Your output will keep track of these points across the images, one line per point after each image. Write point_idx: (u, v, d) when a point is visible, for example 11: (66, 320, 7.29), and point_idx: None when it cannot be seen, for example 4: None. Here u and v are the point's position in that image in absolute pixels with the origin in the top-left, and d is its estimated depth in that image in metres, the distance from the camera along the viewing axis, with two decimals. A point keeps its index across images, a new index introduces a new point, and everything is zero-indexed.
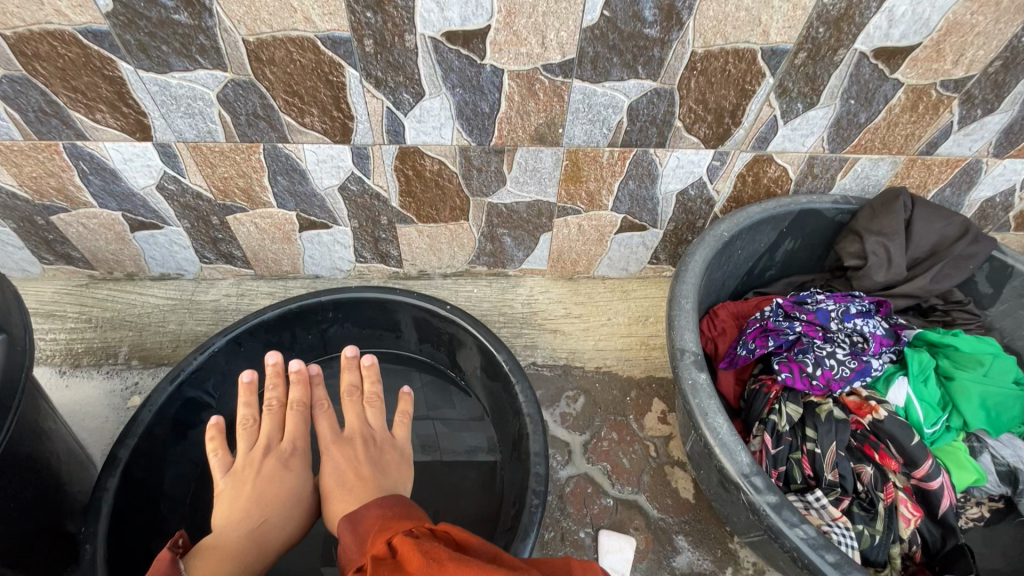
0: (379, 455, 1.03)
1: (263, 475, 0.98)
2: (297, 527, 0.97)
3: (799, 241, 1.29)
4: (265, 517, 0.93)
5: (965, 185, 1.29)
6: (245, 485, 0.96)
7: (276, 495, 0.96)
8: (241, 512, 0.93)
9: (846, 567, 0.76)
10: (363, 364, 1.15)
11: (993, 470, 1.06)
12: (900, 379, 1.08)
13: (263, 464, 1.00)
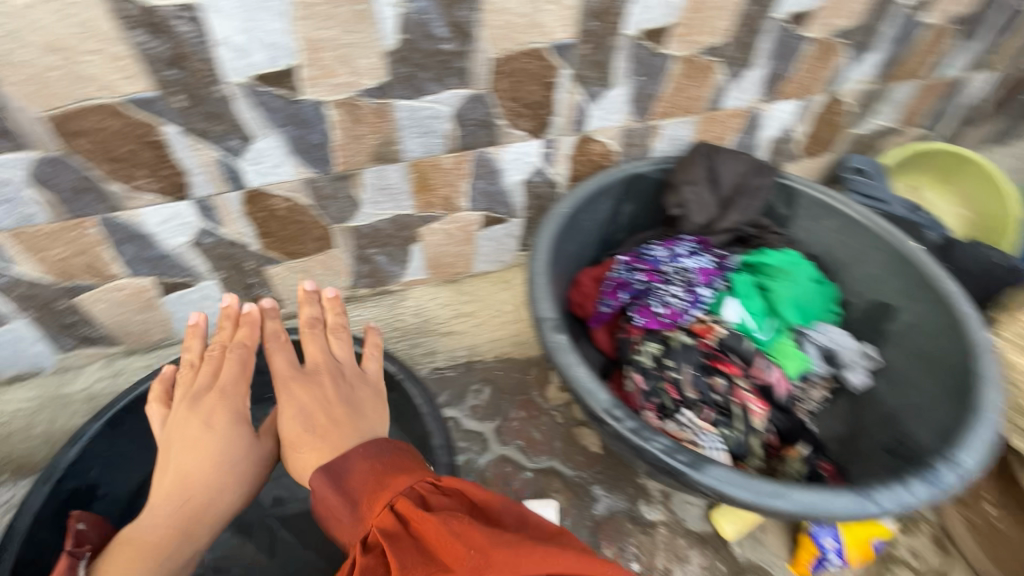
0: (351, 394, 1.08)
1: (190, 433, 1.03)
2: (238, 487, 1.02)
3: (636, 204, 1.47)
4: (196, 482, 0.99)
5: (752, 130, 1.54)
6: (172, 450, 1.03)
7: (213, 453, 1.01)
8: (170, 476, 1.00)
9: (699, 464, 0.88)
10: (327, 297, 1.24)
11: (817, 355, 1.27)
12: (729, 300, 1.25)
13: (199, 418, 1.05)
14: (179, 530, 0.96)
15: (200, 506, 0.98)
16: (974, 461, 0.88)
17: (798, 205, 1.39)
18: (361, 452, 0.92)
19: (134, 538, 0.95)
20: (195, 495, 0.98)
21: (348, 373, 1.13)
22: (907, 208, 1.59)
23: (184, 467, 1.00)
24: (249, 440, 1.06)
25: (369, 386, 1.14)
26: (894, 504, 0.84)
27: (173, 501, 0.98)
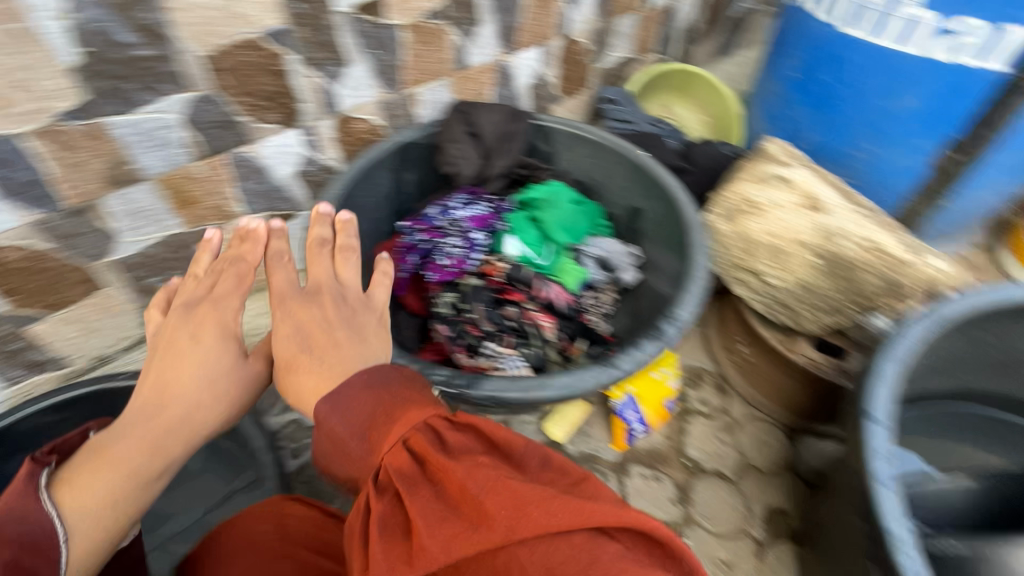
0: (353, 318, 0.93)
1: (195, 346, 0.90)
2: (212, 410, 0.88)
3: (417, 170, 1.54)
4: (182, 392, 0.86)
5: (507, 81, 1.68)
6: (150, 368, 0.90)
7: (163, 391, 0.86)
8: (153, 394, 0.86)
9: (475, 382, 1.00)
10: (338, 220, 1.12)
11: (592, 265, 1.46)
12: (507, 238, 1.39)
13: (186, 331, 0.92)
14: (165, 453, 0.82)
15: (179, 433, 0.84)
16: (687, 312, 1.09)
17: (558, 141, 1.55)
18: (358, 387, 0.74)
19: (125, 456, 0.79)
20: (168, 418, 0.84)
21: (351, 300, 0.97)
22: (650, 124, 1.87)
23: (173, 379, 0.87)
24: (237, 356, 0.92)
25: (368, 307, 0.98)
26: (630, 363, 1.03)
27: (141, 430, 0.82)
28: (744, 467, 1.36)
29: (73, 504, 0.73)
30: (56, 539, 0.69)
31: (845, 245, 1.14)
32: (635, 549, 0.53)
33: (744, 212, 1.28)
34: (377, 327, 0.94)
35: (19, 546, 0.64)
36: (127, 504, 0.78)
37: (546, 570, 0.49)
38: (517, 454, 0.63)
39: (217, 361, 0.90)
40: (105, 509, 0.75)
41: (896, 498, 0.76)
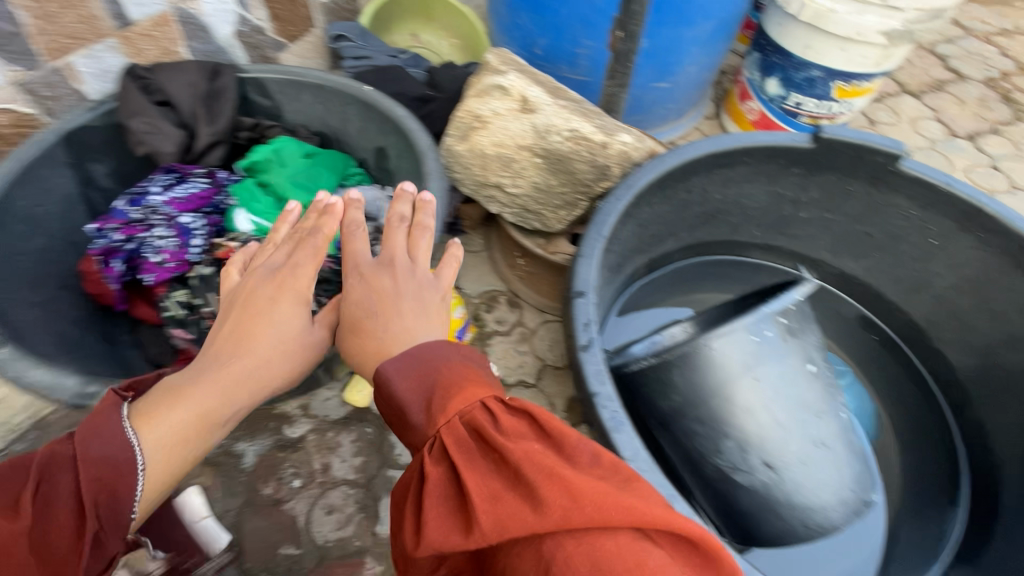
0: (419, 298, 0.85)
1: (276, 302, 0.86)
2: (280, 373, 0.84)
3: (107, 158, 1.27)
4: (251, 347, 0.82)
5: (203, 34, 1.43)
6: (237, 310, 0.87)
7: (246, 335, 0.83)
8: (228, 342, 0.83)
9: None
10: (419, 199, 1.00)
11: None
12: (237, 213, 1.26)
13: (264, 290, 0.88)
14: (233, 400, 0.79)
15: (254, 381, 0.81)
16: None
17: (272, 91, 1.40)
18: (416, 365, 0.72)
19: (184, 411, 0.76)
20: (231, 372, 0.80)
21: (419, 277, 0.88)
22: (389, 57, 1.75)
23: (254, 320, 0.84)
24: (303, 323, 0.87)
25: (431, 286, 0.88)
26: None
27: (217, 370, 0.80)
28: (542, 369, 1.44)
29: (150, 433, 0.73)
30: (131, 462, 0.70)
31: (555, 141, 1.18)
32: (677, 550, 0.54)
33: (472, 128, 1.25)
34: (440, 306, 0.87)
35: (100, 465, 0.68)
36: (190, 448, 0.76)
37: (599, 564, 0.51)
38: (573, 449, 0.61)
39: (277, 323, 0.85)
40: (176, 442, 0.74)
41: (600, 362, 0.81)
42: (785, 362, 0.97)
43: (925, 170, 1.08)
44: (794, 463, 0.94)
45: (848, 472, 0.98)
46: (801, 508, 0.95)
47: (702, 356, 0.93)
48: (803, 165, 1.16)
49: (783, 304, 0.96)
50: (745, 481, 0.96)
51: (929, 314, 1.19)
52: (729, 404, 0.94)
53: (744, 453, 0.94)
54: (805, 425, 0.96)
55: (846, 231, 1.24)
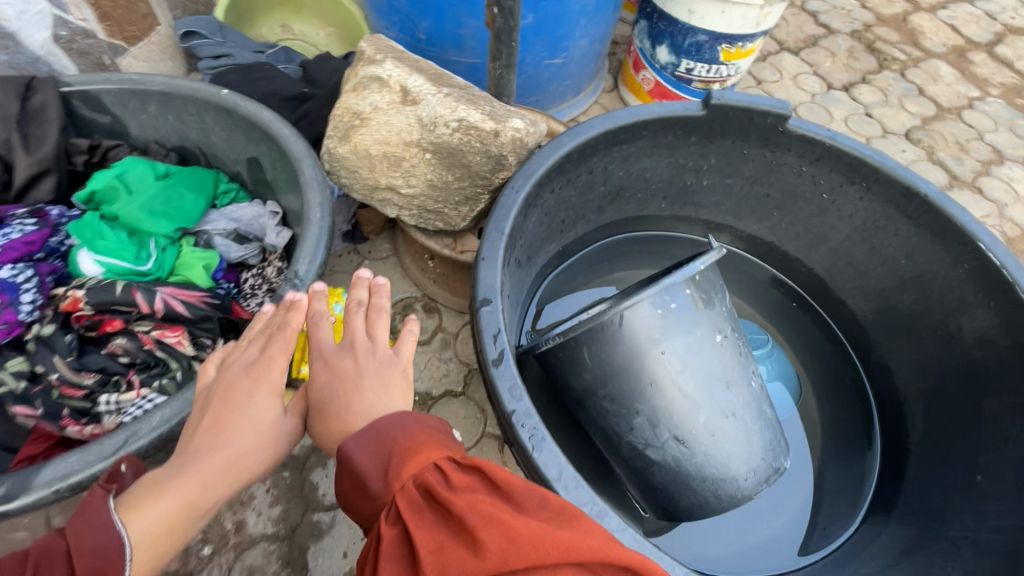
0: (386, 384, 0.73)
1: (254, 393, 0.72)
2: (264, 463, 0.70)
3: None
4: (230, 434, 0.68)
5: (9, 41, 1.18)
6: (212, 399, 0.72)
7: (223, 425, 0.69)
8: (207, 429, 0.69)
9: (24, 485, 0.71)
10: (374, 285, 0.84)
11: (227, 242, 1.22)
12: (82, 254, 1.07)
13: (241, 381, 0.73)
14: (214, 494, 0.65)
15: (239, 474, 0.67)
16: (307, 266, 0.95)
17: (109, 105, 1.21)
18: (373, 439, 0.62)
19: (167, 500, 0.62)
20: (212, 464, 0.66)
21: (380, 354, 0.77)
22: (254, 53, 1.57)
23: (231, 407, 0.71)
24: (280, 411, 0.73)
25: (393, 361, 0.77)
26: None
27: (197, 459, 0.66)
28: (469, 373, 1.36)
29: (136, 524, 0.59)
30: (121, 558, 0.56)
31: (443, 133, 1.06)
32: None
33: (352, 127, 1.14)
34: (406, 383, 0.76)
35: (95, 558, 0.55)
36: (175, 544, 0.61)
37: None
38: (519, 494, 0.54)
39: (259, 412, 0.71)
40: (161, 538, 0.60)
41: (514, 376, 0.74)
42: (694, 333, 0.90)
43: (810, 127, 1.09)
44: (703, 436, 0.89)
45: (760, 441, 0.93)
46: (712, 480, 0.91)
47: (607, 331, 0.85)
48: (698, 134, 1.15)
49: (691, 270, 0.86)
50: (657, 457, 0.91)
51: (828, 265, 1.23)
52: (636, 380, 0.88)
53: (654, 429, 0.89)
54: (715, 397, 0.90)
55: (745, 194, 1.25)
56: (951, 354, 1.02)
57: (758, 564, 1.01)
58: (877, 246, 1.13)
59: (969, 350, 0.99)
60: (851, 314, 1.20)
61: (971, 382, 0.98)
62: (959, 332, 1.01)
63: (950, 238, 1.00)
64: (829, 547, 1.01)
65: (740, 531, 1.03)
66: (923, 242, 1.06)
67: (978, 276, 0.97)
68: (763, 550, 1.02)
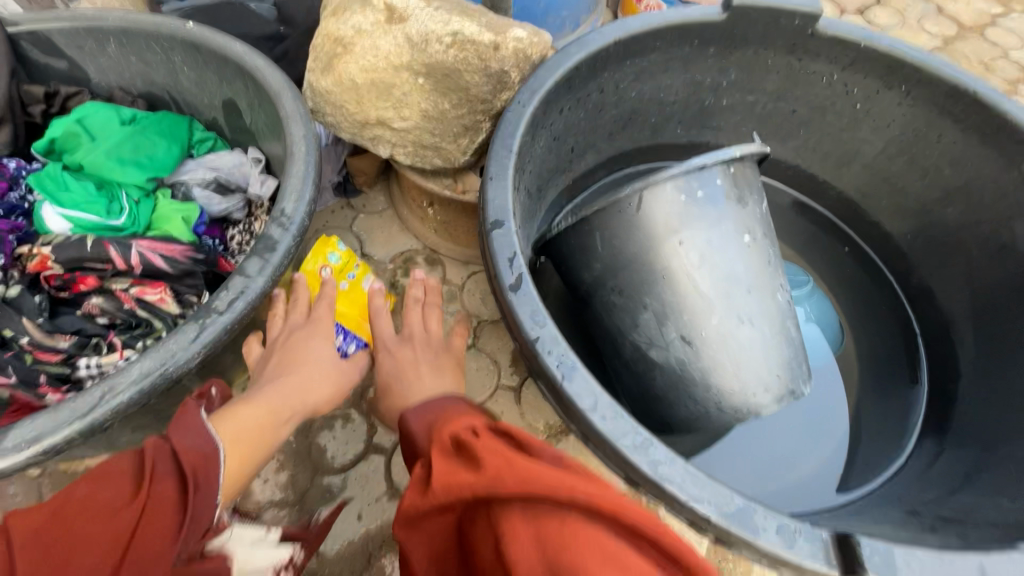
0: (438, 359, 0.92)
1: (312, 338, 0.90)
2: (323, 397, 0.87)
3: None
4: (297, 371, 0.85)
5: None
6: (281, 351, 0.88)
7: (292, 360, 0.87)
8: (277, 368, 0.86)
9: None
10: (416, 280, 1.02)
11: (206, 192, 1.12)
12: (45, 208, 0.98)
13: (295, 338, 0.90)
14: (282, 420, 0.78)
15: (307, 400, 0.84)
16: (294, 205, 0.84)
17: (64, 47, 1.11)
18: (429, 413, 0.71)
19: (248, 416, 0.74)
20: (284, 386, 0.82)
21: (434, 346, 0.94)
22: None
23: (298, 351, 0.88)
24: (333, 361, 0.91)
25: (445, 351, 0.94)
26: (237, 301, 0.75)
27: (273, 382, 0.82)
28: (479, 326, 1.28)
29: (225, 424, 0.71)
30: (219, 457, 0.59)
31: (434, 49, 0.95)
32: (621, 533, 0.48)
33: (335, 56, 1.02)
34: (455, 367, 0.92)
35: (197, 456, 0.56)
36: (259, 449, 0.72)
37: (534, 536, 0.48)
38: (538, 449, 0.54)
39: (318, 353, 0.89)
40: (245, 440, 0.71)
41: (535, 300, 0.65)
42: (719, 227, 0.82)
43: (844, 27, 0.97)
44: (713, 340, 0.81)
45: (780, 356, 0.83)
46: (716, 390, 0.83)
47: (621, 214, 0.80)
48: (718, 43, 1.04)
49: (722, 154, 0.79)
50: (661, 359, 0.83)
51: (861, 185, 1.13)
52: (647, 271, 0.81)
53: (661, 326, 0.82)
54: (732, 300, 0.81)
55: (770, 112, 1.14)
56: (1005, 266, 0.93)
57: (806, 501, 0.91)
58: (918, 157, 1.03)
59: None
60: (887, 237, 1.12)
61: None
62: (1014, 241, 0.92)
63: (1002, 137, 0.91)
64: (885, 478, 0.92)
65: (780, 468, 0.94)
66: (970, 147, 0.96)
67: None
68: (809, 484, 0.93)
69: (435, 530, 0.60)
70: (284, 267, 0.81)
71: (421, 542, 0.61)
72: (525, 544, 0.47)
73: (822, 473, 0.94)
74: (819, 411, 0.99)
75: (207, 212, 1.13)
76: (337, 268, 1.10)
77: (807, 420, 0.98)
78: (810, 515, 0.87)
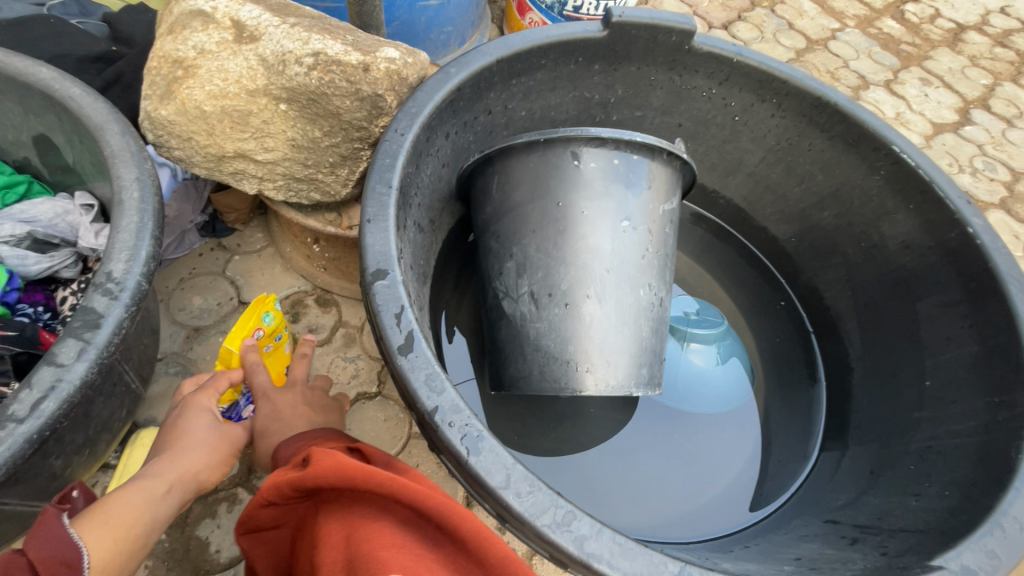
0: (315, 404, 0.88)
1: (186, 413, 0.82)
2: (212, 473, 0.79)
3: None
4: (180, 450, 0.76)
5: None
6: (163, 435, 0.80)
7: (167, 443, 0.78)
8: (154, 456, 0.77)
9: None
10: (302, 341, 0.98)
11: (18, 251, 0.90)
12: None
13: (175, 414, 0.83)
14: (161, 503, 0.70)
15: (184, 475, 0.74)
16: (125, 268, 0.68)
17: None
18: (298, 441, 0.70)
19: (118, 501, 0.65)
20: (165, 467, 0.73)
21: (310, 394, 0.91)
22: (34, 6, 1.22)
23: (175, 432, 0.79)
24: (215, 425, 0.82)
25: (323, 400, 0.92)
26: (45, 402, 0.59)
27: (150, 470, 0.73)
28: (383, 370, 1.16)
29: (90, 522, 0.60)
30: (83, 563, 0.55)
31: (294, 73, 0.84)
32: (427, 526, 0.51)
33: (175, 80, 0.87)
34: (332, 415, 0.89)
35: (58, 565, 0.53)
36: (133, 537, 0.63)
37: (345, 530, 0.51)
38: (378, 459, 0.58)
39: (197, 424, 0.80)
40: (120, 528, 0.63)
41: (430, 362, 0.56)
42: (606, 200, 0.78)
43: (715, 43, 1.00)
44: (554, 301, 0.77)
45: (623, 343, 0.78)
46: (546, 353, 0.78)
47: (520, 161, 0.79)
48: (602, 60, 1.02)
49: (626, 133, 0.76)
50: (509, 311, 0.81)
51: (746, 193, 1.17)
52: (522, 222, 0.80)
53: (517, 278, 0.80)
54: (585, 274, 0.77)
55: (658, 126, 1.15)
56: (877, 263, 0.99)
57: (716, 523, 0.89)
58: (793, 165, 1.09)
59: (895, 256, 0.97)
60: (774, 241, 1.17)
61: (900, 287, 0.95)
62: (882, 240, 0.99)
63: (863, 145, 0.98)
64: (792, 487, 0.92)
65: (691, 488, 0.92)
66: (836, 154, 1.02)
67: (894, 178, 0.95)
68: (718, 506, 0.91)
69: (274, 543, 0.64)
70: (113, 348, 0.65)
71: (261, 552, 0.64)
72: (336, 538, 0.51)
73: (733, 490, 0.93)
74: (730, 422, 0.98)
75: (20, 275, 0.91)
76: (269, 329, 0.98)
77: (714, 434, 0.96)
78: (719, 540, 0.85)
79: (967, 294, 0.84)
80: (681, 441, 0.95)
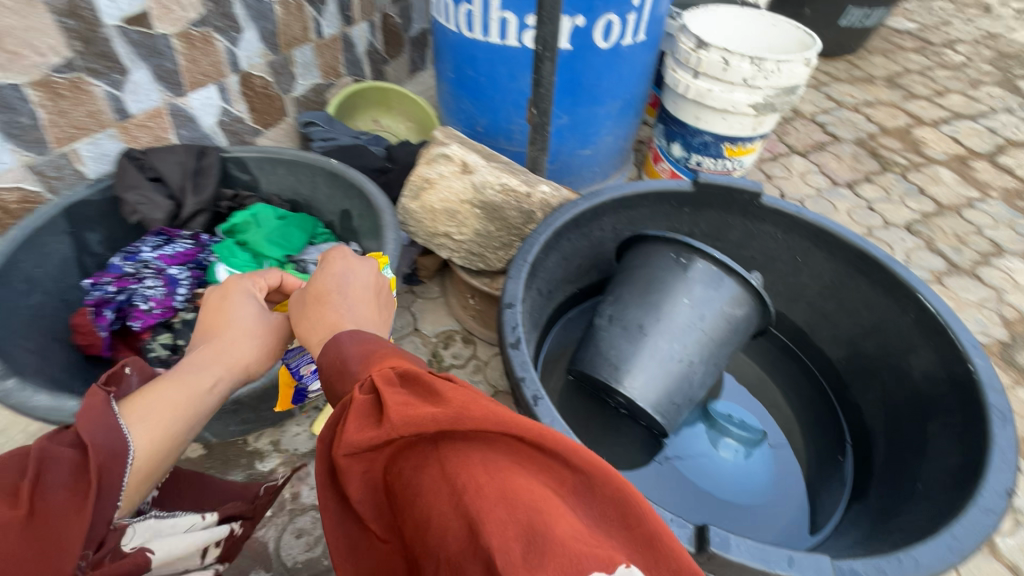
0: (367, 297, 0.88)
1: (230, 298, 0.96)
2: (253, 360, 0.92)
3: (102, 227, 1.51)
4: (226, 342, 0.89)
5: (190, 123, 1.67)
6: (214, 326, 0.92)
7: (216, 329, 0.91)
8: (199, 345, 0.89)
9: None
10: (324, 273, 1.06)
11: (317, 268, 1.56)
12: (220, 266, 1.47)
13: (216, 299, 0.96)
14: (204, 394, 0.82)
15: (227, 360, 0.87)
16: None
17: (251, 167, 1.65)
18: (361, 341, 0.66)
19: (166, 393, 0.76)
20: (207, 355, 0.86)
21: (369, 282, 0.90)
22: (353, 137, 2.00)
23: (225, 319, 0.93)
24: (256, 318, 0.94)
25: (376, 291, 0.91)
26: None
27: (195, 363, 0.84)
28: (494, 395, 1.60)
29: (133, 414, 0.71)
30: (124, 455, 0.63)
31: (489, 193, 1.46)
32: (572, 485, 0.52)
33: (423, 189, 1.50)
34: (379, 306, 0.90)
35: (102, 451, 0.61)
36: (180, 423, 0.76)
37: (496, 483, 0.47)
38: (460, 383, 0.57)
39: (244, 309, 0.94)
40: (167, 415, 0.74)
41: (525, 355, 1.00)
42: (681, 283, 1.16)
43: (780, 203, 1.35)
44: (618, 322, 1.19)
45: (643, 365, 1.14)
46: (598, 350, 1.19)
47: (644, 245, 1.24)
48: (691, 205, 1.45)
49: (709, 249, 1.13)
50: (594, 322, 1.24)
51: (807, 318, 1.44)
52: (627, 277, 1.24)
53: (607, 306, 1.24)
54: (638, 315, 1.17)
55: (735, 256, 1.51)
56: (908, 389, 1.19)
57: None
58: (844, 302, 1.34)
59: (920, 385, 1.16)
60: (827, 360, 1.40)
61: (920, 413, 1.14)
62: (911, 370, 1.19)
63: (899, 292, 1.21)
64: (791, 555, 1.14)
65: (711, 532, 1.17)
66: (879, 296, 1.26)
67: (921, 319, 1.17)
68: None
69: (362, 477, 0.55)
70: None
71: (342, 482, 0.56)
72: (486, 487, 0.47)
73: None
74: (755, 501, 1.21)
75: None
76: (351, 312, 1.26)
77: (742, 500, 1.21)
78: None
79: (963, 418, 1.02)
80: (709, 497, 1.20)
